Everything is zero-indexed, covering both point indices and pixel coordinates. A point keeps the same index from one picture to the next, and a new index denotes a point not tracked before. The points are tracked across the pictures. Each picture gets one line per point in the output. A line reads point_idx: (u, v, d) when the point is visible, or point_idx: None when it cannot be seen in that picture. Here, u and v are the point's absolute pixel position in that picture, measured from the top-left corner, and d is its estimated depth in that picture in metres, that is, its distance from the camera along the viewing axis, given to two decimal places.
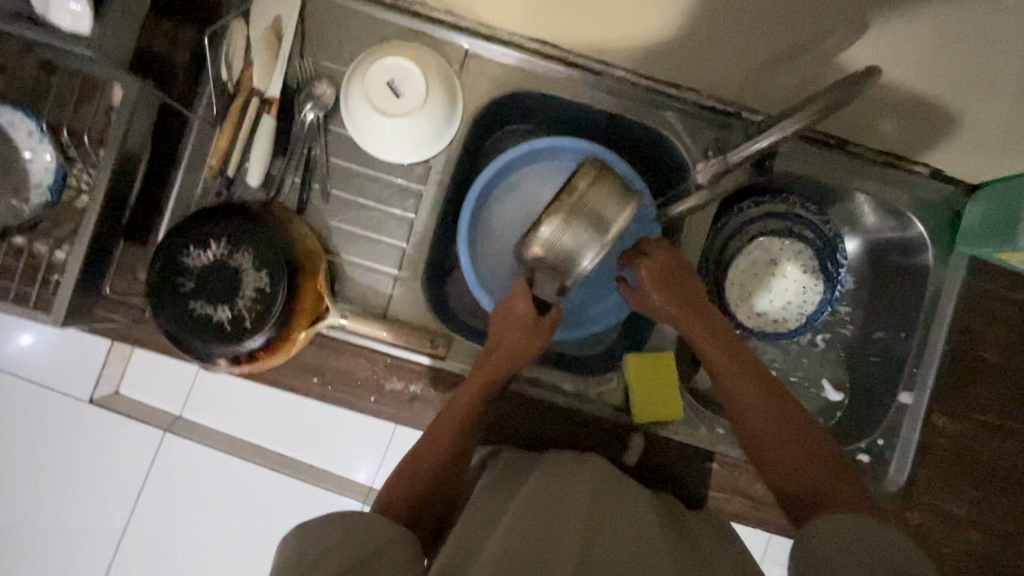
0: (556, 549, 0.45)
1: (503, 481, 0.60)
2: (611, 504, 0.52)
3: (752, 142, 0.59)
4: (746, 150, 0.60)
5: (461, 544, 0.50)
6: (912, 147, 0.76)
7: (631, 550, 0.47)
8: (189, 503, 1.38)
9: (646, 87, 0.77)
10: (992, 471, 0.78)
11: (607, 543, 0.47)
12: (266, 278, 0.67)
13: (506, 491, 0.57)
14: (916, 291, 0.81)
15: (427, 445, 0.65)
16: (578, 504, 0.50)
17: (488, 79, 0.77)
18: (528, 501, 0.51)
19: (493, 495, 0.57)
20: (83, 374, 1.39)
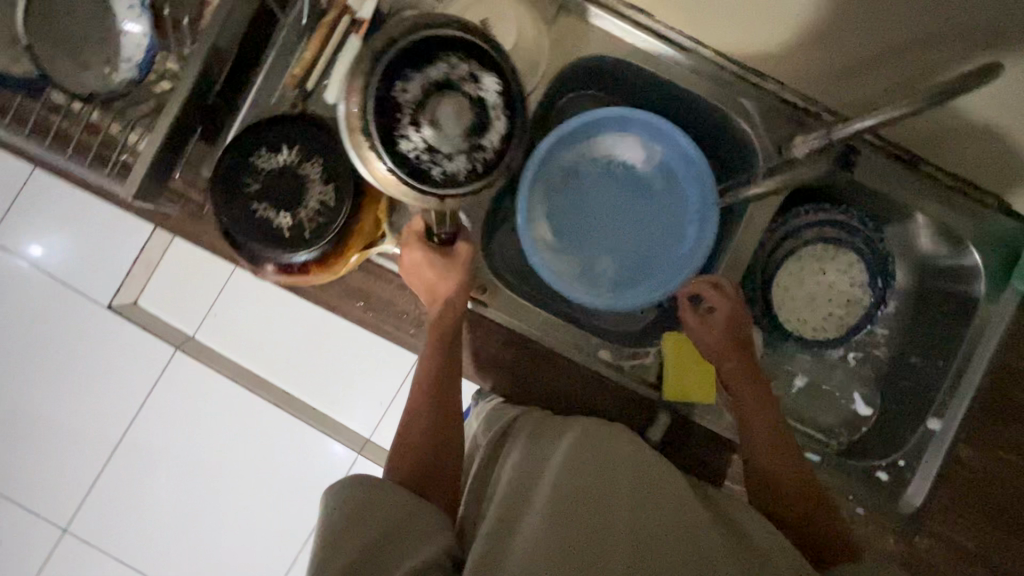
0: (607, 521, 0.49)
1: (538, 440, 0.61)
2: (655, 483, 0.54)
3: (857, 121, 0.59)
4: (849, 128, 0.60)
5: (510, 501, 0.52)
6: (985, 173, 0.77)
7: (678, 533, 0.49)
8: (188, 423, 1.39)
9: (732, 71, 0.76)
10: (1006, 510, 0.78)
11: (656, 521, 0.50)
12: (333, 191, 0.67)
13: (543, 452, 0.58)
14: (962, 321, 0.80)
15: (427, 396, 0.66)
16: (625, 485, 0.52)
17: (578, 36, 0.75)
18: (577, 465, 0.54)
19: (531, 453, 0.59)
20: (103, 278, 1.39)
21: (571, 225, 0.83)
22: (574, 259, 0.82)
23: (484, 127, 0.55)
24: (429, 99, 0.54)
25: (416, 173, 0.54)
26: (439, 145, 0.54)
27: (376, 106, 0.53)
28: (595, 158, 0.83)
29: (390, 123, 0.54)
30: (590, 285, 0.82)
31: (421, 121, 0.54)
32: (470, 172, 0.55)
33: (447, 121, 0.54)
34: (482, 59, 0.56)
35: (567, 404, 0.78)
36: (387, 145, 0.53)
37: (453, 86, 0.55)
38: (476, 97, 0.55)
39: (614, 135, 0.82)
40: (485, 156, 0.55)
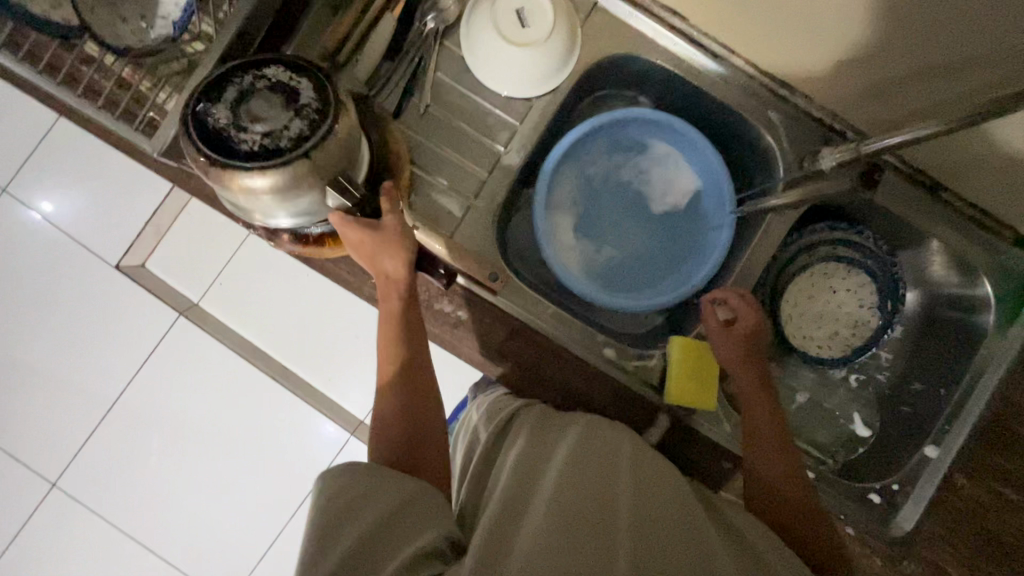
0: (611, 525, 0.48)
1: (542, 435, 0.61)
2: (657, 487, 0.54)
3: (885, 139, 0.62)
4: (877, 144, 0.63)
5: (512, 495, 0.53)
6: (1007, 206, 0.76)
7: (680, 542, 0.49)
8: (184, 389, 1.39)
9: (760, 82, 0.76)
10: (1005, 548, 0.76)
11: (657, 527, 0.49)
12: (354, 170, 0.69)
13: (545, 447, 0.59)
14: (966, 350, 0.82)
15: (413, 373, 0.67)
16: (625, 487, 0.52)
17: (609, 35, 0.76)
18: (579, 465, 0.54)
19: (529, 450, 0.58)
20: (113, 238, 1.40)
21: (586, 223, 0.84)
22: (588, 255, 0.83)
23: (293, 91, 0.57)
24: (241, 107, 0.57)
25: (274, 156, 0.55)
26: (273, 128, 0.56)
27: (206, 143, 0.55)
28: (615, 160, 0.84)
29: (228, 144, 0.56)
30: (600, 282, 0.82)
31: (246, 121, 0.56)
32: (311, 126, 0.57)
33: (265, 108, 0.56)
34: (253, 60, 0.58)
35: (565, 399, 0.76)
36: (239, 158, 0.55)
37: (251, 87, 0.57)
38: (272, 82, 0.58)
39: (638, 137, 0.83)
40: (311, 108, 0.57)
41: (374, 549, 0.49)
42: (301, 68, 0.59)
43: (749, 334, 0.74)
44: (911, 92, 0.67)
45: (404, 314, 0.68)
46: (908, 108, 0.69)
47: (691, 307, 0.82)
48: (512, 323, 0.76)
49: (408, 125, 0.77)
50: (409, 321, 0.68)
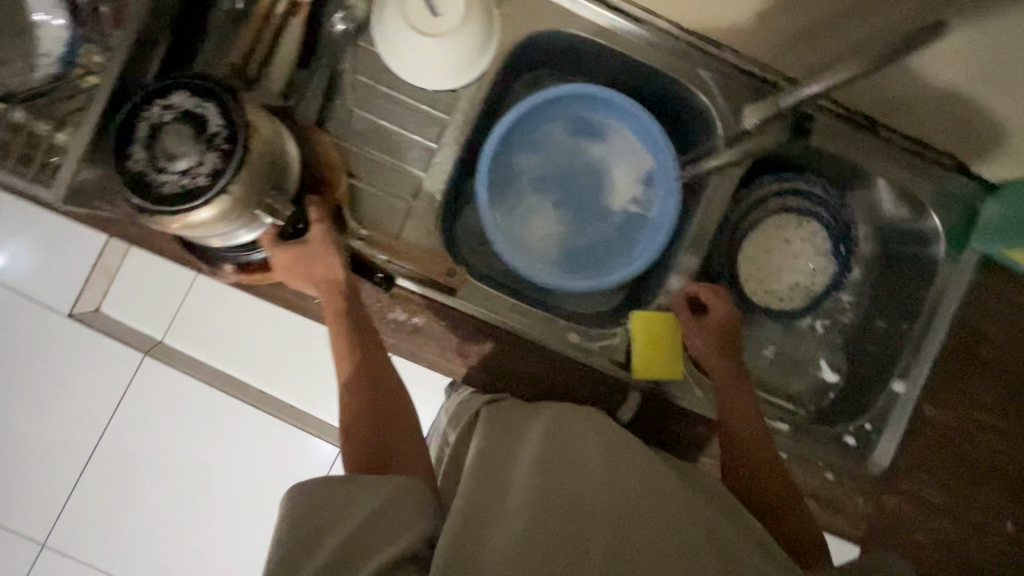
0: (581, 515, 0.49)
1: (508, 426, 0.60)
2: (626, 469, 0.54)
3: (803, 88, 0.61)
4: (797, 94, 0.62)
5: (484, 488, 0.51)
6: (944, 138, 0.76)
7: (653, 523, 0.49)
8: (163, 427, 1.36)
9: (687, 42, 0.75)
10: (972, 466, 0.79)
11: (629, 512, 0.50)
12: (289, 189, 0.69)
13: (514, 438, 0.58)
14: (923, 281, 0.81)
15: (366, 367, 0.64)
16: (599, 480, 0.52)
17: (528, 12, 0.74)
18: (547, 458, 0.54)
19: (496, 446, 0.57)
20: (62, 287, 1.33)
21: (533, 208, 0.82)
22: (541, 240, 0.81)
23: (201, 121, 0.55)
24: (154, 145, 0.55)
25: (193, 194, 0.54)
26: (189, 165, 0.55)
27: (127, 188, 0.54)
28: (555, 138, 0.82)
29: (147, 185, 0.54)
30: (556, 265, 0.81)
31: (163, 161, 0.55)
32: (225, 158, 0.55)
33: (178, 144, 0.55)
34: (160, 90, 0.56)
35: (532, 390, 0.75)
36: (160, 201, 0.54)
37: (162, 121, 0.55)
38: (182, 112, 0.55)
39: (577, 112, 0.81)
40: (221, 137, 0.55)
41: (353, 558, 0.48)
42: (205, 92, 0.56)
43: (721, 325, 0.75)
44: (835, 36, 0.65)
45: (349, 314, 0.66)
46: (832, 53, 0.68)
47: (650, 278, 0.81)
48: (471, 321, 0.75)
49: (334, 133, 0.73)
50: (356, 318, 0.66)
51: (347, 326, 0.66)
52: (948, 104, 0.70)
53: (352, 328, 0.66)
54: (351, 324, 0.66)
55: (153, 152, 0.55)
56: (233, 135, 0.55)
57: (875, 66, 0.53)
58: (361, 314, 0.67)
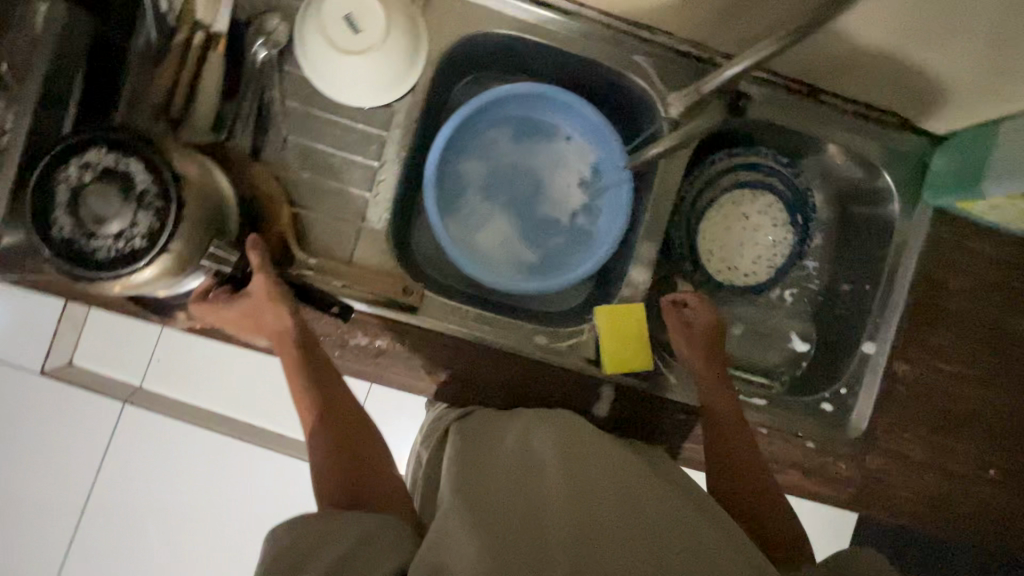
0: (549, 522, 0.47)
1: (481, 436, 0.61)
2: (597, 475, 0.53)
3: (722, 71, 0.62)
4: (717, 78, 0.64)
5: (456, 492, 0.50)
6: (884, 98, 0.76)
7: (626, 530, 0.48)
8: (151, 476, 1.32)
9: (618, 29, 0.74)
10: (949, 416, 0.80)
11: (601, 517, 0.48)
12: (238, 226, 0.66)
13: (486, 450, 0.58)
14: (881, 240, 0.82)
15: (334, 406, 0.62)
16: (561, 486, 0.51)
17: (455, 17, 0.72)
18: (516, 472, 0.54)
19: (472, 456, 0.56)
20: (34, 346, 1.31)
21: (487, 213, 0.81)
22: (499, 246, 0.80)
23: (126, 179, 0.53)
24: (79, 209, 0.53)
25: (131, 258, 0.53)
26: (121, 226, 0.53)
27: (59, 258, 0.52)
28: (501, 141, 0.81)
29: (81, 253, 0.53)
30: (517, 269, 0.80)
31: (92, 226, 0.52)
32: (160, 215, 0.53)
33: (106, 207, 0.53)
34: (74, 150, 0.53)
35: (505, 400, 0.74)
36: (97, 269, 0.52)
37: (82, 183, 0.53)
38: (103, 171, 0.53)
39: (518, 113, 0.80)
40: (151, 194, 0.53)
41: None
42: (124, 147, 0.54)
43: (705, 333, 0.77)
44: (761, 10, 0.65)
45: (306, 363, 0.63)
46: (761, 26, 0.67)
47: (613, 270, 0.81)
48: (435, 337, 0.73)
49: (271, 164, 0.71)
50: (312, 364, 0.63)
51: (303, 374, 0.62)
52: (883, 65, 0.69)
53: (310, 375, 0.62)
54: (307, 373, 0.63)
55: (79, 217, 0.53)
56: (164, 190, 0.53)
57: (782, 48, 0.55)
58: (319, 358, 0.64)
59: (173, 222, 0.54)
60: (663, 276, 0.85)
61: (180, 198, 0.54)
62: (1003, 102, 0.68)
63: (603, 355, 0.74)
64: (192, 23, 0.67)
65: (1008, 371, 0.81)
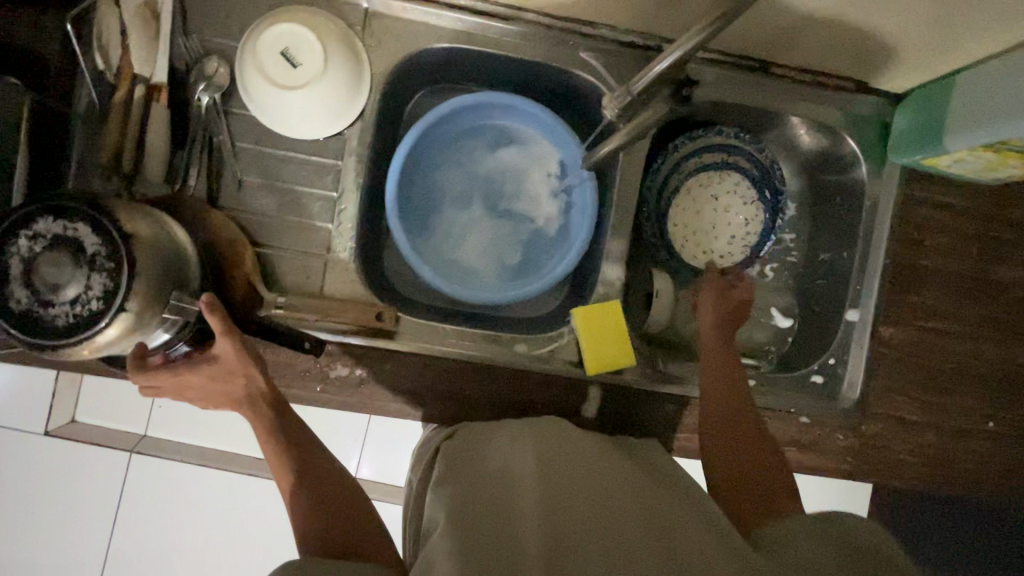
0: (522, 537, 0.47)
1: (464, 459, 0.61)
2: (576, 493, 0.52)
3: (656, 63, 0.58)
4: (650, 72, 0.59)
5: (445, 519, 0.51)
6: (837, 64, 0.75)
7: (599, 550, 0.47)
8: (168, 521, 1.32)
9: (559, 28, 0.73)
10: (940, 372, 0.79)
11: (574, 535, 0.47)
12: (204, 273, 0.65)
13: (467, 474, 0.58)
14: (854, 205, 0.81)
15: (308, 461, 0.62)
16: (533, 487, 0.52)
17: (395, 37, 0.72)
18: (499, 486, 0.55)
19: (455, 481, 0.57)
20: (33, 409, 1.29)
21: (456, 226, 0.80)
22: (473, 258, 0.80)
23: (75, 244, 0.52)
24: (31, 279, 0.51)
25: (90, 321, 0.52)
26: (75, 291, 0.52)
27: (19, 331, 0.51)
28: (461, 153, 0.81)
29: (39, 323, 0.51)
30: (494, 279, 0.80)
31: (46, 295, 0.51)
32: (113, 275, 0.52)
33: (58, 273, 0.51)
34: (19, 221, 0.52)
35: (493, 413, 0.74)
36: (58, 337, 0.51)
37: (31, 252, 0.52)
38: (51, 238, 0.52)
39: (472, 123, 0.79)
40: (102, 255, 0.52)
41: None
42: (69, 211, 0.52)
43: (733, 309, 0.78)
44: None
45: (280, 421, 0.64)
46: (700, 8, 0.66)
47: (587, 269, 0.80)
48: (415, 359, 0.73)
49: (229, 207, 0.71)
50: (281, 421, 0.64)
51: (271, 432, 0.63)
52: (830, 32, 0.68)
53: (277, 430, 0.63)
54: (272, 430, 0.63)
55: (31, 287, 0.51)
56: (114, 251, 0.52)
57: (721, 27, 0.53)
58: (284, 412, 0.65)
59: (128, 281, 0.53)
60: (639, 269, 0.84)
61: (132, 257, 0.53)
62: (953, 54, 0.67)
63: (585, 356, 0.73)
64: (131, 76, 0.66)
65: (994, 321, 0.80)
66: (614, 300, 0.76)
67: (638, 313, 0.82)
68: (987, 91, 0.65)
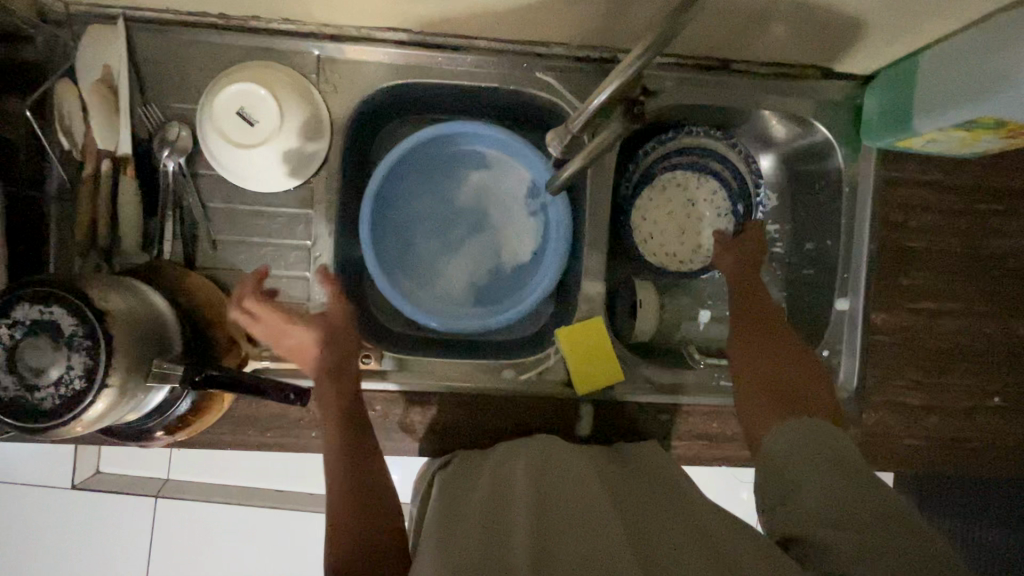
0: (512, 552, 0.48)
1: (457, 482, 0.63)
2: (564, 510, 0.53)
3: (590, 102, 0.55)
4: (586, 111, 0.56)
5: (440, 529, 0.54)
6: (797, 54, 0.73)
7: (588, 553, 0.47)
8: (197, 561, 1.32)
9: (513, 52, 0.73)
10: (938, 353, 0.78)
11: (564, 546, 0.48)
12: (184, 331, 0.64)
13: (461, 496, 0.60)
14: (833, 190, 0.79)
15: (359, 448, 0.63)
16: (521, 509, 0.53)
17: (350, 82, 0.72)
18: (490, 507, 0.56)
19: (447, 502, 0.59)
20: (59, 463, 1.31)
21: (435, 255, 0.81)
22: (455, 286, 0.80)
23: (52, 327, 0.51)
24: (14, 366, 0.51)
25: (76, 400, 0.51)
26: (56, 373, 0.51)
27: (9, 417, 0.51)
28: (434, 183, 0.81)
29: (27, 409, 0.51)
30: (481, 304, 0.80)
31: (30, 379, 0.51)
32: (92, 352, 0.52)
33: (40, 358, 0.51)
34: None
35: (488, 440, 0.75)
36: (46, 419, 0.51)
37: (9, 340, 0.51)
38: (26, 323, 0.51)
39: (440, 153, 0.79)
40: (79, 335, 0.52)
41: None
42: (43, 294, 0.52)
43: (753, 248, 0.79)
44: (642, 7, 0.63)
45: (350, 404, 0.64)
46: (648, 18, 0.65)
47: (568, 286, 0.80)
48: (405, 396, 0.74)
49: (207, 268, 0.72)
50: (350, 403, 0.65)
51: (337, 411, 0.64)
52: (783, 25, 0.66)
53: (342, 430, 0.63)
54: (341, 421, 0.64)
55: (15, 373, 0.51)
56: (89, 328, 0.52)
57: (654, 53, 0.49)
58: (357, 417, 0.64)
59: (108, 354, 0.52)
60: (621, 279, 0.84)
61: (109, 331, 0.52)
62: (912, 34, 0.66)
63: (573, 376, 0.74)
64: (97, 152, 0.68)
65: (988, 295, 0.79)
66: (598, 316, 0.75)
67: (625, 325, 0.81)
68: (957, 66, 0.63)
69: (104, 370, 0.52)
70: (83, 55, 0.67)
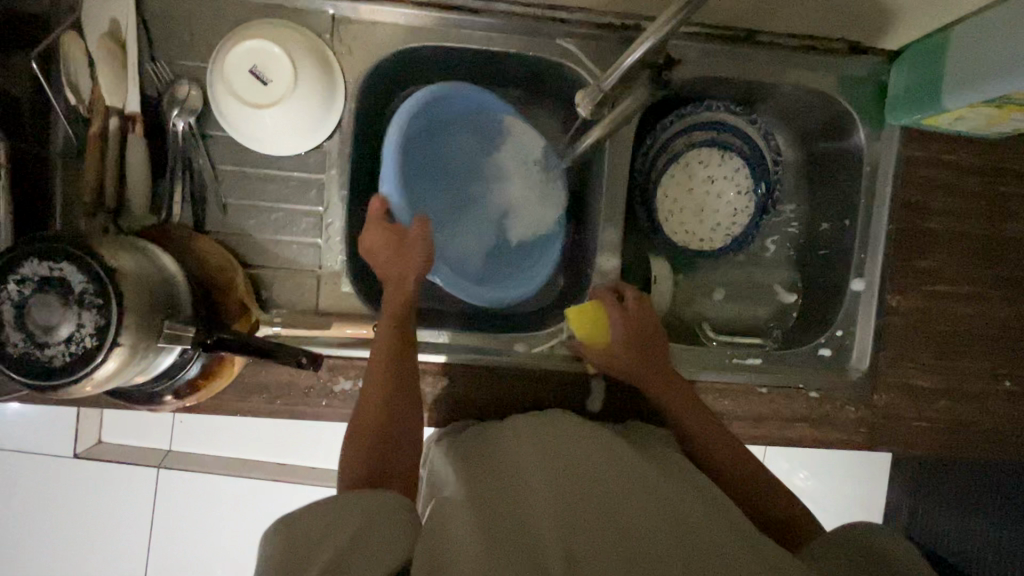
0: (540, 537, 0.47)
1: (476, 449, 0.62)
2: (591, 484, 0.52)
3: (624, 58, 0.53)
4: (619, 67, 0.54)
5: (472, 498, 0.53)
6: (824, 25, 0.71)
7: (611, 541, 0.47)
8: (198, 532, 1.32)
9: (533, 15, 0.71)
10: (952, 336, 0.77)
11: (589, 532, 0.48)
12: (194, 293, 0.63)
13: (485, 463, 0.59)
14: (853, 171, 0.78)
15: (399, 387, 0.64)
16: (549, 484, 0.53)
17: (364, 42, 0.70)
18: (518, 478, 0.55)
19: (472, 469, 0.58)
20: (63, 432, 1.31)
21: (450, 220, 0.79)
22: (470, 252, 0.79)
23: (62, 283, 0.50)
24: (22, 323, 0.50)
25: (87, 358, 0.50)
26: (67, 331, 0.50)
27: (19, 374, 0.50)
28: (449, 146, 0.79)
29: (37, 365, 0.50)
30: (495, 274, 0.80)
31: (39, 336, 0.50)
32: (102, 311, 0.50)
33: (50, 315, 0.50)
34: (5, 265, 0.50)
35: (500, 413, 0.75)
36: (57, 377, 0.50)
37: (18, 296, 0.50)
38: (36, 280, 0.50)
39: (455, 116, 0.78)
40: (90, 293, 0.50)
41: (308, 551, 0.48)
42: (53, 251, 0.51)
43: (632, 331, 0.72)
44: None
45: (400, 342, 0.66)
46: None
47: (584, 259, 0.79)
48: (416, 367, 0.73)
49: (216, 232, 0.71)
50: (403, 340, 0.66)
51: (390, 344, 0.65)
52: None
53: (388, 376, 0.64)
54: (387, 376, 0.64)
55: (25, 330, 0.50)
56: (100, 286, 0.50)
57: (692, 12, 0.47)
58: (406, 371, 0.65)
59: (120, 311, 0.51)
60: (635, 255, 0.83)
61: (120, 290, 0.51)
62: (947, 6, 0.64)
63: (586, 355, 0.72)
64: (104, 109, 0.66)
65: (1005, 279, 0.78)
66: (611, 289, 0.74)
67: None
68: (995, 39, 0.61)
69: (115, 326, 0.50)
70: (92, 7, 0.65)
